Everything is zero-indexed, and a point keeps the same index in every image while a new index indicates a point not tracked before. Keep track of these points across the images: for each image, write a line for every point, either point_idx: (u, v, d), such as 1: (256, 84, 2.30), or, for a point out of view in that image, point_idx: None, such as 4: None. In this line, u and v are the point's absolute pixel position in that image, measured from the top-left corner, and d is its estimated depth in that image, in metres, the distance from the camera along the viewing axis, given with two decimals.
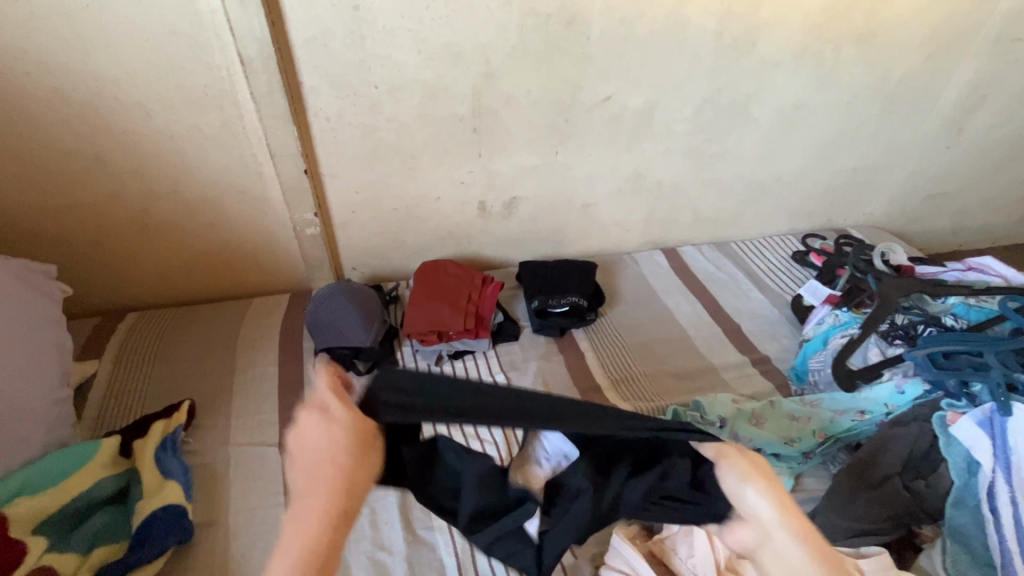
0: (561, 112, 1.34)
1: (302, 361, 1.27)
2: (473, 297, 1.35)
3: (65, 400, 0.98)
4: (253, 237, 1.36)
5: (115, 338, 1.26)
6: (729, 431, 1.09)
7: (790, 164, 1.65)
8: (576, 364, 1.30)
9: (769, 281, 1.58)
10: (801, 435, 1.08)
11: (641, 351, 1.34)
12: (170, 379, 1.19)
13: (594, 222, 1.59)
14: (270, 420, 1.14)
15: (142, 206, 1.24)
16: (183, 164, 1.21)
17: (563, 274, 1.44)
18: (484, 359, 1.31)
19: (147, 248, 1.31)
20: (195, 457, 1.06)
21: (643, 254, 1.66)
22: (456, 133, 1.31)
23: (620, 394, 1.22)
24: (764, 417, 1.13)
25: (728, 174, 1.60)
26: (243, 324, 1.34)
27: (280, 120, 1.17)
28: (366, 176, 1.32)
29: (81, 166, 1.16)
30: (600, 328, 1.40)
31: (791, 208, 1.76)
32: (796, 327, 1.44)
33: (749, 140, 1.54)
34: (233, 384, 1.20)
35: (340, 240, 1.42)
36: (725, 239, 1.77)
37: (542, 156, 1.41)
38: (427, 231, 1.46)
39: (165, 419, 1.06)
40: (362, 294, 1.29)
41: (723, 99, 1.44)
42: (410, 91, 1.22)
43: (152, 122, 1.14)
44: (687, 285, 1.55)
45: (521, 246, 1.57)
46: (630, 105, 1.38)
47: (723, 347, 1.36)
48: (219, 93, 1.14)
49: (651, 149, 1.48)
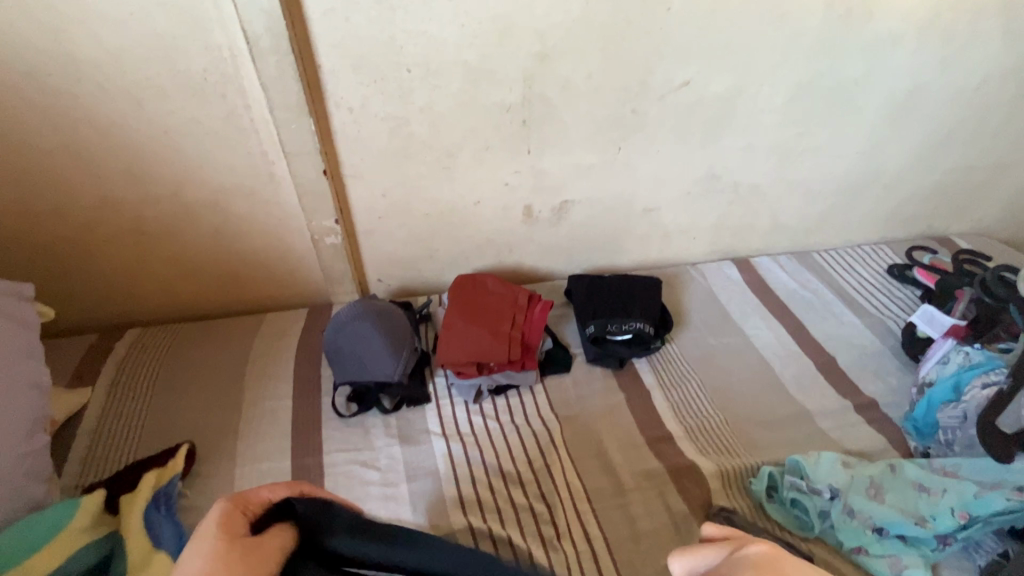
0: (626, 101, 1.11)
1: (320, 395, 1.09)
2: (517, 321, 1.14)
3: (40, 451, 0.82)
4: (264, 247, 1.18)
5: (111, 361, 1.10)
6: (841, 505, 0.88)
7: (895, 162, 1.38)
8: (641, 406, 1.08)
9: (866, 302, 1.33)
10: (934, 513, 0.87)
11: (717, 390, 1.12)
12: (170, 414, 1.03)
13: (656, 229, 1.35)
14: (280, 468, 0.96)
15: (138, 212, 1.07)
16: (183, 163, 1.03)
17: (622, 294, 1.22)
18: (530, 396, 1.10)
19: (147, 258, 1.14)
20: (192, 515, 0.90)
21: (711, 266, 1.42)
22: (501, 125, 1.10)
23: (695, 445, 1.01)
24: (884, 486, 0.91)
25: (819, 173, 1.35)
26: (252, 348, 1.16)
27: (294, 112, 0.98)
28: (394, 176, 1.12)
29: (67, 167, 0.99)
30: (667, 358, 1.19)
31: (887, 214, 1.48)
32: (904, 363, 1.19)
33: (849, 131, 1.28)
34: (241, 422, 1.03)
35: (364, 250, 1.22)
36: (806, 249, 1.51)
37: (600, 153, 1.18)
38: (463, 240, 1.26)
39: (160, 468, 0.90)
40: (390, 316, 1.10)
41: (823, 85, 1.19)
42: (449, 75, 1.01)
43: (146, 114, 0.96)
44: (766, 306, 1.32)
45: (570, 256, 1.35)
46: (711, 92, 1.14)
47: (818, 387, 1.13)
48: (221, 79, 0.94)
49: (729, 145, 1.24)
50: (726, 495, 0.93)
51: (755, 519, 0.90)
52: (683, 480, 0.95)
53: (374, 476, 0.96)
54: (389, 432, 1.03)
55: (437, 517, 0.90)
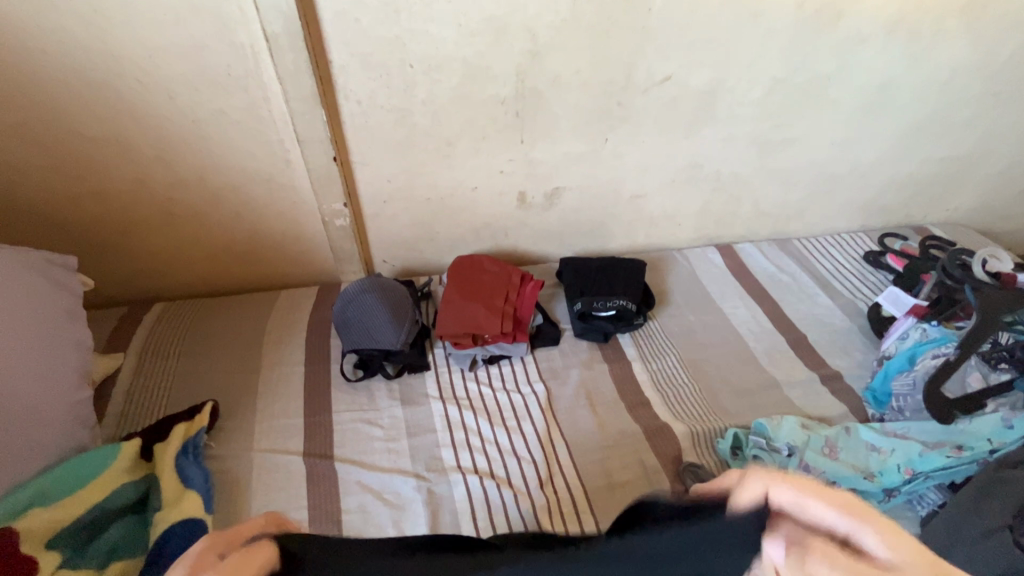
0: (613, 95, 1.21)
1: (330, 362, 1.19)
2: (510, 297, 1.24)
3: (85, 402, 0.93)
4: (278, 227, 1.28)
5: (141, 331, 1.21)
6: (799, 462, 0.98)
7: (870, 153, 1.46)
8: (622, 375, 1.18)
9: (839, 285, 1.42)
10: (882, 470, 0.97)
11: (693, 362, 1.22)
12: (195, 378, 1.14)
13: (642, 216, 1.45)
14: (294, 425, 1.07)
15: (166, 194, 1.18)
16: (207, 149, 1.13)
17: (608, 274, 1.32)
18: (521, 365, 1.20)
19: (172, 237, 1.25)
20: (216, 463, 1.01)
21: (694, 251, 1.51)
22: (497, 117, 1.19)
23: (670, 410, 1.11)
24: (838, 446, 1.00)
25: (797, 163, 1.43)
26: (268, 320, 1.27)
27: (308, 103, 1.08)
28: (399, 163, 1.22)
29: (103, 153, 1.10)
30: (649, 334, 1.28)
31: (864, 203, 1.57)
32: (870, 340, 1.28)
33: (825, 124, 1.37)
34: (259, 384, 1.14)
35: (370, 232, 1.33)
36: (786, 236, 1.60)
37: (589, 144, 1.28)
38: (462, 224, 1.36)
39: (188, 421, 1.01)
40: (394, 292, 1.21)
41: (799, 80, 1.27)
42: (448, 70, 1.11)
43: (175, 105, 1.06)
44: (745, 287, 1.41)
45: (561, 240, 1.44)
46: (692, 86, 1.23)
47: (787, 360, 1.22)
48: (242, 73, 1.05)
49: (711, 137, 1.33)
50: (695, 452, 1.02)
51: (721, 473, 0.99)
52: (657, 439, 1.04)
53: (378, 432, 1.07)
54: (392, 395, 1.14)
55: (434, 469, 1.01)
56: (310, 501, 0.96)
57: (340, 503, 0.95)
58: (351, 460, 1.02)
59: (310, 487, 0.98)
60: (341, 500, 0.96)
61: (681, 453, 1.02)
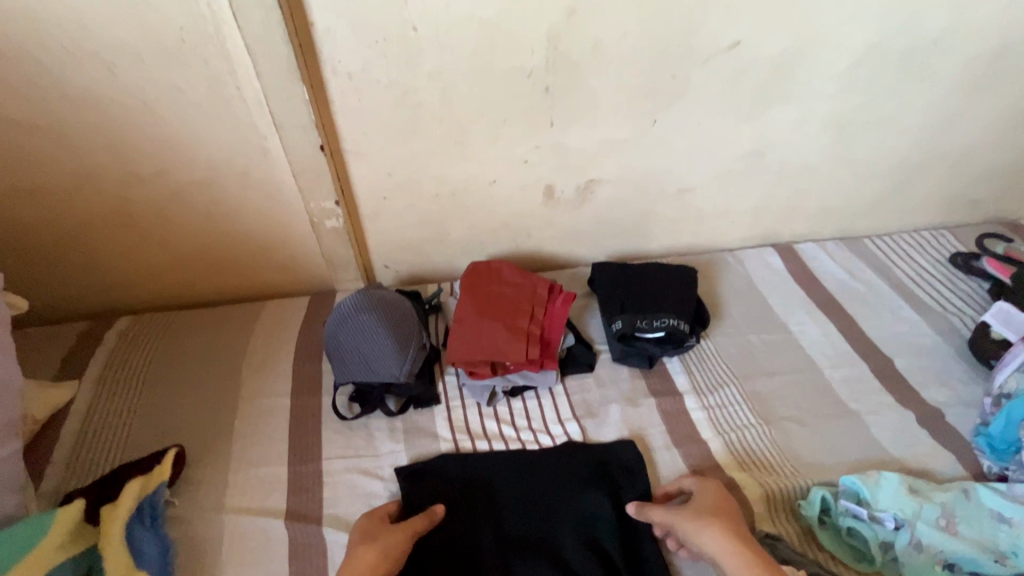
0: (664, 65, 0.97)
1: (321, 393, 1.00)
2: (536, 315, 1.03)
3: (9, 460, 0.75)
4: (259, 230, 1.07)
5: (100, 354, 1.02)
6: (909, 538, 0.77)
7: (968, 136, 1.21)
8: (673, 413, 0.97)
9: (927, 296, 1.19)
10: (1016, 548, 0.77)
11: (758, 396, 1.00)
12: (159, 413, 0.95)
13: (691, 213, 1.22)
14: (275, 476, 0.88)
15: (119, 192, 0.98)
16: (165, 137, 0.92)
17: (653, 285, 1.10)
18: (550, 399, 1.00)
19: (134, 242, 1.05)
20: (179, 528, 0.82)
21: (750, 253, 1.28)
22: (521, 94, 0.97)
23: (735, 459, 0.90)
24: (957, 516, 0.79)
25: (880, 149, 1.19)
26: (249, 340, 1.07)
27: (285, 78, 0.86)
28: (400, 152, 1.00)
29: (36, 144, 0.90)
30: (702, 358, 1.07)
31: (954, 196, 1.32)
32: (974, 368, 1.05)
33: (919, 101, 1.12)
34: (235, 423, 0.95)
35: (369, 234, 1.11)
36: (857, 234, 1.36)
37: (632, 127, 1.05)
38: (477, 224, 1.14)
39: (143, 477, 0.82)
40: (396, 309, 1.00)
41: (894, 47, 1.03)
42: (461, 34, 0.88)
43: (119, 82, 0.85)
44: (814, 299, 1.18)
45: (595, 241, 1.22)
46: (763, 55, 0.99)
47: (874, 393, 1.00)
48: (201, 40, 0.83)
49: (780, 117, 1.09)
50: (771, 517, 0.82)
51: (806, 550, 0.80)
52: None
53: (377, 487, 0.87)
54: (394, 437, 0.94)
55: None
56: None
57: None
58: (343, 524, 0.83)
59: (292, 562, 0.79)
60: None
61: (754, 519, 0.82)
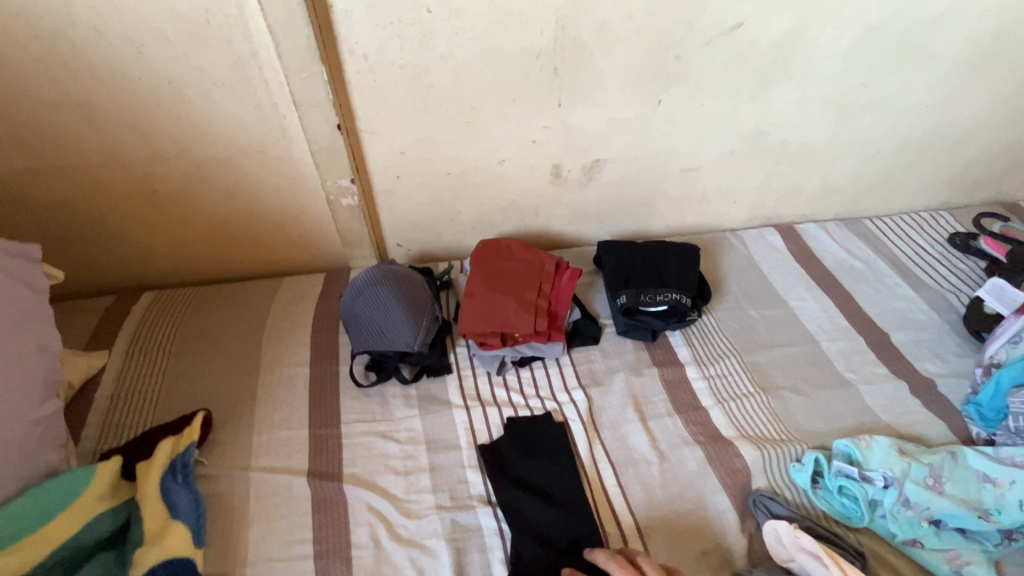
0: (669, 46, 1.00)
1: (338, 363, 1.05)
2: (544, 289, 1.07)
3: (52, 418, 0.80)
4: (277, 208, 1.12)
5: (129, 325, 1.07)
6: (896, 496, 0.81)
7: (967, 117, 1.23)
8: (675, 382, 1.02)
9: (923, 274, 1.22)
10: (999, 507, 0.81)
11: (757, 366, 1.04)
12: (186, 380, 1.00)
13: (694, 193, 1.25)
14: (297, 438, 0.93)
15: (145, 169, 1.02)
16: (189, 116, 0.96)
17: (657, 262, 1.14)
18: (556, 368, 1.04)
19: (158, 219, 1.10)
20: (208, 484, 0.87)
21: (752, 232, 1.31)
22: (531, 75, 1.00)
23: (734, 425, 0.95)
24: (944, 475, 0.83)
25: (880, 129, 1.22)
26: (269, 314, 1.12)
27: (304, 59, 0.90)
28: (413, 131, 1.04)
29: (68, 122, 0.94)
30: (704, 332, 1.11)
31: (953, 177, 1.34)
32: (966, 341, 1.09)
33: (920, 82, 1.15)
34: (258, 389, 1.00)
35: (382, 212, 1.15)
36: (856, 215, 1.39)
37: (638, 107, 1.08)
38: (487, 202, 1.18)
39: (174, 437, 0.87)
40: (409, 283, 1.05)
41: (895, 28, 1.05)
42: (473, 16, 0.91)
43: (146, 63, 0.89)
44: (813, 276, 1.22)
45: (600, 220, 1.26)
46: (767, 36, 1.02)
47: (869, 365, 1.04)
48: (224, 21, 0.86)
49: (783, 98, 1.12)
50: (765, 476, 0.87)
51: (798, 507, 0.84)
52: (720, 463, 0.89)
53: (393, 449, 0.92)
54: (408, 403, 0.99)
55: (458, 496, 0.86)
56: (316, 531, 0.82)
57: (350, 535, 0.82)
58: (362, 481, 0.88)
59: (315, 515, 0.84)
60: (350, 532, 0.82)
61: (750, 478, 0.87)
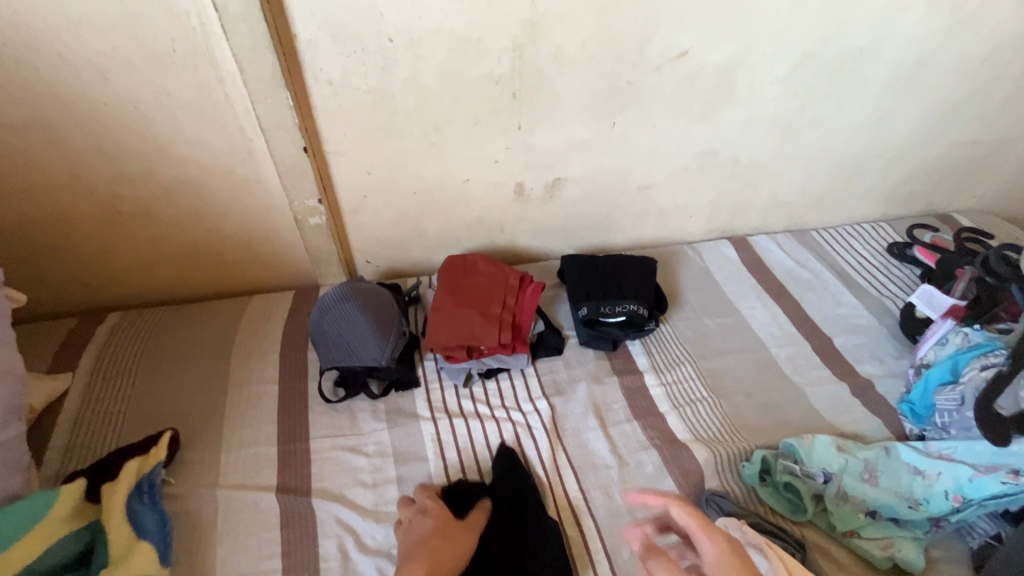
0: (620, 72, 1.06)
1: (307, 380, 1.06)
2: (508, 303, 1.11)
3: (14, 441, 0.80)
4: (245, 228, 1.13)
5: (92, 346, 1.07)
6: (836, 490, 0.88)
7: (898, 136, 1.33)
8: (633, 389, 1.07)
9: (864, 281, 1.30)
10: (927, 497, 0.87)
11: (711, 372, 1.10)
12: (153, 401, 1.01)
13: (652, 208, 1.31)
14: (266, 455, 0.94)
15: (110, 190, 1.03)
16: (156, 140, 0.98)
17: (616, 275, 1.19)
18: (521, 379, 1.08)
19: (123, 240, 1.10)
20: (175, 503, 0.88)
21: (707, 245, 1.38)
22: (491, 98, 1.05)
23: (690, 429, 1.00)
24: (879, 469, 0.90)
25: (820, 147, 1.30)
26: (237, 332, 1.13)
27: (270, 85, 0.93)
28: (378, 152, 1.07)
29: (31, 145, 0.95)
30: (662, 341, 1.16)
31: (890, 190, 1.44)
32: (902, 343, 1.17)
33: (853, 104, 1.24)
34: (226, 407, 1.01)
35: (350, 230, 1.18)
36: (804, 227, 1.47)
37: (595, 128, 1.14)
38: (453, 219, 1.21)
39: (140, 457, 0.88)
40: (377, 299, 1.07)
41: (827, 56, 1.14)
42: (433, 44, 0.96)
43: (112, 88, 0.91)
44: (764, 285, 1.29)
45: (563, 235, 1.31)
46: (711, 63, 1.10)
47: (814, 368, 1.11)
48: (190, 48, 0.89)
49: (729, 119, 1.19)
50: (717, 476, 0.92)
51: (747, 504, 0.89)
52: (675, 465, 0.93)
53: (361, 462, 0.94)
54: (377, 417, 1.01)
55: None
56: (284, 546, 0.83)
57: (318, 548, 0.83)
58: (330, 495, 0.90)
59: (284, 530, 0.85)
60: (318, 545, 0.84)
61: (702, 478, 0.92)
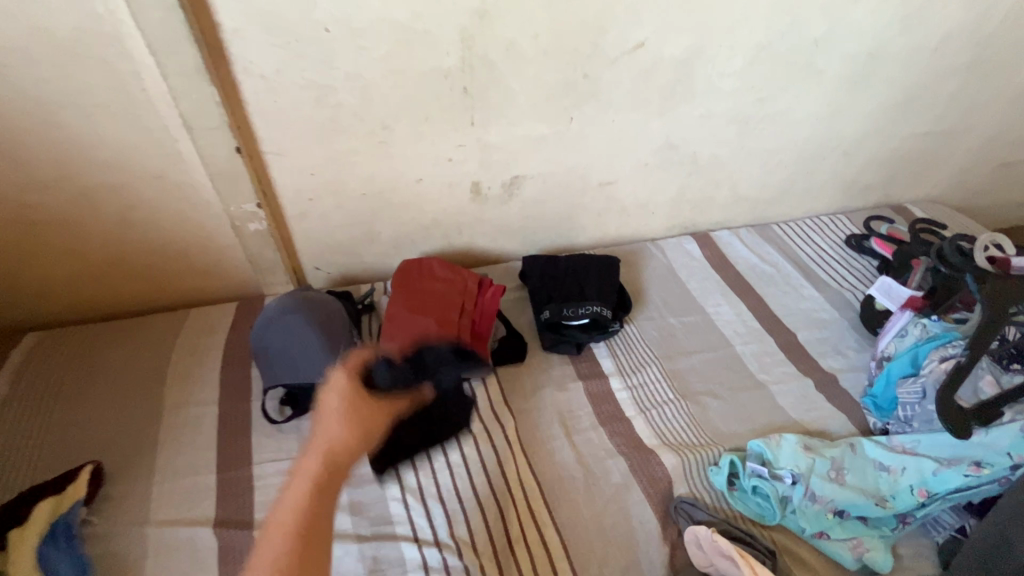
0: (576, 65, 1.02)
1: (250, 399, 0.99)
2: (467, 309, 1.07)
3: None
4: (178, 235, 1.04)
5: (4, 372, 0.96)
6: (804, 491, 0.86)
7: (853, 129, 1.34)
8: (599, 393, 1.03)
9: (825, 275, 1.30)
10: (894, 493, 0.86)
11: (677, 372, 1.07)
12: (74, 430, 0.91)
13: (614, 205, 1.28)
14: (203, 484, 0.86)
15: (17, 197, 0.92)
16: (67, 141, 0.88)
17: (579, 275, 1.15)
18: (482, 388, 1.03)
19: (38, 253, 1.00)
20: (97, 544, 0.79)
21: (671, 241, 1.36)
22: (441, 93, 0.99)
23: (657, 433, 0.97)
24: (845, 467, 0.88)
25: (779, 141, 1.30)
26: (173, 349, 1.04)
27: (194, 80, 0.85)
28: (320, 152, 1.00)
29: None
30: (627, 342, 1.13)
31: (846, 183, 1.45)
32: (863, 336, 1.17)
33: (810, 97, 1.23)
34: (159, 433, 0.92)
35: (295, 236, 1.10)
36: (766, 220, 1.47)
37: (552, 124, 1.09)
38: (407, 222, 1.15)
39: (55, 497, 0.79)
40: (325, 309, 1.00)
41: (783, 48, 1.13)
42: (375, 35, 0.89)
43: (9, 84, 0.81)
44: (727, 281, 1.28)
45: (524, 235, 1.26)
46: (667, 56, 1.06)
47: (779, 365, 1.10)
48: (98, 39, 0.80)
49: (688, 113, 1.17)
50: (686, 482, 0.89)
51: (717, 511, 0.86)
52: (643, 473, 0.90)
53: None
54: None
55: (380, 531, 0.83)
56: None
57: None
58: None
59: (223, 566, 0.78)
60: None
61: (671, 485, 0.89)
